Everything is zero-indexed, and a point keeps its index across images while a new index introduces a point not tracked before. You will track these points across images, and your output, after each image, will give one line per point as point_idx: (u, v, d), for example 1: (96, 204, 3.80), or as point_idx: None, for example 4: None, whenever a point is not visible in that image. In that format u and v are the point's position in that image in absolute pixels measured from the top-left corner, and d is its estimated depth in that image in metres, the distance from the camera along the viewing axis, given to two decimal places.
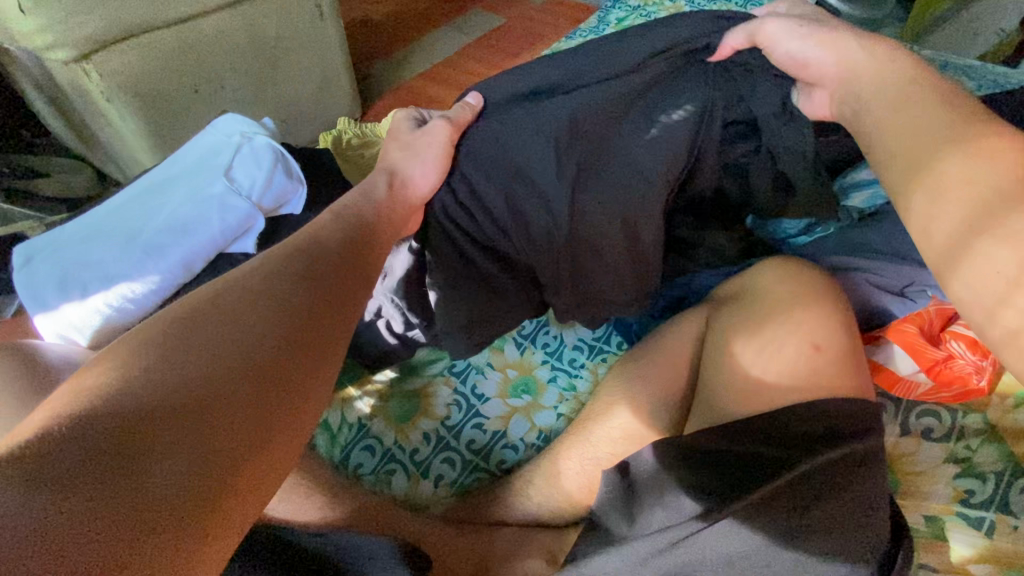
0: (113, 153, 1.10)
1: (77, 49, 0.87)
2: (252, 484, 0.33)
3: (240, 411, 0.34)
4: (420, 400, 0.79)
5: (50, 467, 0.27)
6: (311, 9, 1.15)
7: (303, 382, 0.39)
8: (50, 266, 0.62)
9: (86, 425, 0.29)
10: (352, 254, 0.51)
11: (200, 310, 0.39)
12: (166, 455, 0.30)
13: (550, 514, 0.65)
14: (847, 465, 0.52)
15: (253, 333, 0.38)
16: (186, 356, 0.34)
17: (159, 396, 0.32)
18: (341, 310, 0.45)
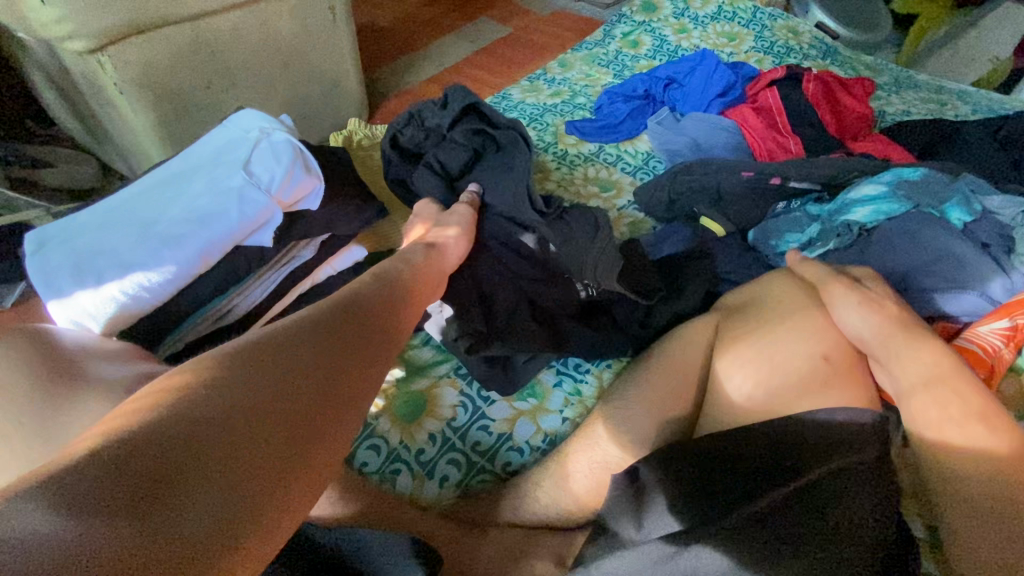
0: (122, 146, 1.10)
1: (94, 41, 0.87)
2: (276, 526, 0.34)
3: (263, 464, 0.35)
4: (426, 400, 0.79)
5: (100, 494, 0.28)
6: (325, 12, 1.16)
7: (324, 440, 0.40)
8: (62, 253, 0.62)
9: (135, 452, 0.31)
10: (391, 309, 0.55)
11: (247, 349, 0.41)
12: (203, 490, 0.32)
13: (557, 518, 0.65)
14: (854, 469, 0.53)
15: (291, 376, 0.40)
16: (219, 400, 0.36)
17: (203, 427, 0.34)
18: (371, 363, 0.48)
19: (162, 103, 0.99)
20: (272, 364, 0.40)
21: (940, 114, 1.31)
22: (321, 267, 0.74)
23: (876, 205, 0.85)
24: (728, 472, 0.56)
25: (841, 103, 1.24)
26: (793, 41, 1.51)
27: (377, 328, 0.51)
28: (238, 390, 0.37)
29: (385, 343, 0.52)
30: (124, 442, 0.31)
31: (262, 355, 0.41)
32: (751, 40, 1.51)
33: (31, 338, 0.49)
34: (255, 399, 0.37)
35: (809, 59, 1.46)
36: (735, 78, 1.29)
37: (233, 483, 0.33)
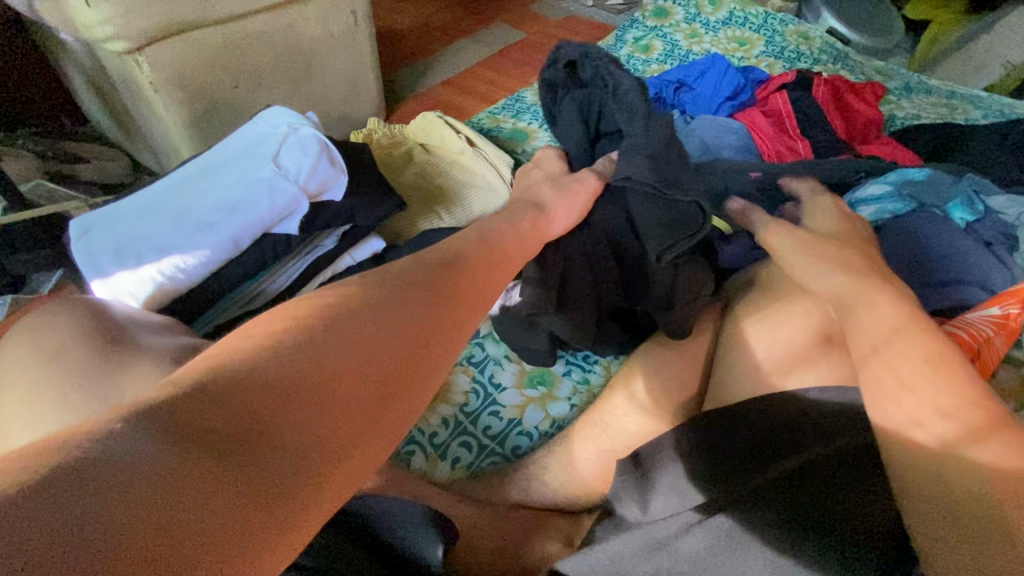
0: (152, 142, 1.15)
1: (132, 42, 0.92)
2: (347, 487, 0.32)
3: (333, 418, 0.33)
4: (439, 386, 0.83)
5: (176, 445, 0.28)
6: (348, 16, 1.20)
7: (396, 396, 0.37)
8: (106, 238, 0.66)
9: (208, 407, 0.30)
10: (476, 271, 0.52)
11: (331, 303, 0.40)
12: (277, 450, 0.30)
13: (567, 499, 0.68)
14: (855, 450, 0.53)
15: (372, 335, 0.39)
16: (293, 352, 0.34)
17: (282, 385, 0.32)
18: (454, 321, 0.45)
19: (193, 102, 1.04)
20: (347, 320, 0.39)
21: (951, 118, 1.32)
22: (343, 256, 0.77)
23: (881, 204, 0.86)
24: (728, 459, 0.59)
25: (850, 107, 1.26)
26: (804, 46, 1.53)
27: (457, 288, 0.48)
28: (315, 344, 0.36)
29: (469, 301, 0.48)
30: (201, 397, 0.30)
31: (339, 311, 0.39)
32: (762, 45, 1.53)
33: (88, 313, 0.54)
34: (328, 354, 0.35)
35: (820, 64, 1.48)
36: (745, 82, 1.32)
37: (306, 446, 0.31)
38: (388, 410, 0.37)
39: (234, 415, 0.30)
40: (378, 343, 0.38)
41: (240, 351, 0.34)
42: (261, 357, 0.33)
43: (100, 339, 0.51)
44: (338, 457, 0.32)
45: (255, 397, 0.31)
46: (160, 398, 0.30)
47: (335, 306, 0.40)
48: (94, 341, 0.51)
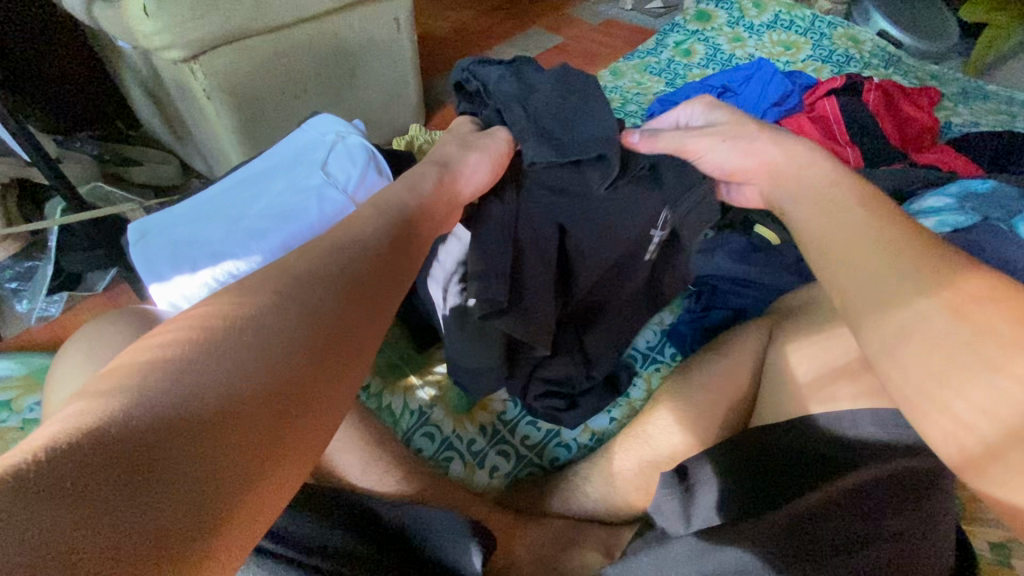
0: (202, 146, 1.19)
1: (189, 51, 0.95)
2: (259, 498, 0.30)
3: (293, 390, 0.33)
4: (478, 394, 0.83)
5: (62, 479, 0.24)
6: (391, 22, 1.22)
7: (348, 360, 0.37)
8: (161, 242, 0.69)
9: (99, 434, 0.26)
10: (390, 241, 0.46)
11: (228, 300, 0.35)
12: (174, 472, 0.27)
13: (608, 511, 0.67)
14: (912, 478, 0.51)
15: (283, 329, 0.34)
16: (242, 329, 0.33)
17: (181, 401, 0.29)
18: (374, 302, 0.41)
19: (241, 107, 1.07)
20: (298, 289, 0.37)
21: (1012, 126, 1.25)
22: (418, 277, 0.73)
23: (941, 216, 0.82)
24: (774, 468, 0.57)
25: (904, 114, 1.21)
26: (853, 50, 1.48)
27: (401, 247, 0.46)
28: (265, 320, 0.34)
29: (413, 263, 0.47)
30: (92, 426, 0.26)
31: (286, 282, 0.37)
32: (808, 49, 1.49)
33: (140, 325, 0.58)
34: (275, 322, 0.34)
35: (870, 68, 1.42)
36: (792, 87, 1.28)
37: (209, 463, 0.28)
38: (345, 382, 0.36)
39: (194, 397, 0.29)
40: (326, 308, 0.37)
41: (182, 331, 0.32)
42: (216, 335, 0.32)
43: None
44: (296, 424, 0.33)
45: (215, 379, 0.30)
46: (47, 434, 0.26)
47: (277, 276, 0.38)
48: None
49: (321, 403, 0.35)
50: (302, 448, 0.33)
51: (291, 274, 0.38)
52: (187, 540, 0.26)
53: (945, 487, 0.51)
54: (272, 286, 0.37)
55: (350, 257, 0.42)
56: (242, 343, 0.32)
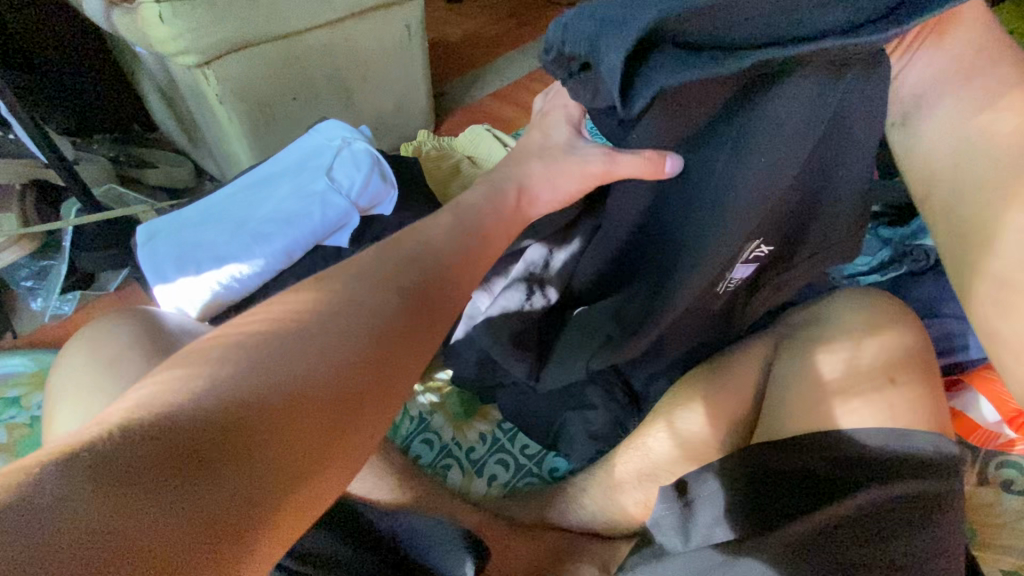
0: (215, 149, 1.21)
1: (203, 56, 0.97)
2: (305, 497, 0.34)
3: (348, 395, 0.36)
4: (478, 401, 0.82)
5: (137, 463, 0.28)
6: (403, 29, 1.23)
7: (399, 375, 0.39)
8: (168, 244, 0.70)
9: (166, 427, 0.30)
10: (458, 247, 0.48)
11: (296, 305, 0.38)
12: (232, 468, 0.31)
13: (605, 524, 0.66)
14: (920, 500, 0.50)
15: (335, 335, 0.37)
16: (304, 336, 0.36)
17: (248, 408, 0.32)
18: (429, 323, 0.42)
19: (254, 112, 1.09)
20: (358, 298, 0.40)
21: None
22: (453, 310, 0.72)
23: None
24: (773, 482, 0.55)
25: None
26: None
27: (463, 267, 0.47)
28: (324, 325, 0.38)
29: (469, 270, 0.48)
30: (165, 419, 0.30)
31: (354, 294, 0.40)
32: None
33: (142, 326, 0.58)
34: (334, 328, 0.38)
35: None
36: None
37: (262, 465, 0.32)
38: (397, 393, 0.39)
39: (255, 404, 0.33)
40: (389, 324, 0.40)
41: (250, 332, 0.36)
42: (278, 338, 0.36)
43: (146, 354, 0.55)
44: (342, 431, 0.36)
45: (280, 381, 0.34)
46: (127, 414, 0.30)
47: (336, 286, 0.41)
48: (143, 355, 0.55)
49: (376, 415, 0.38)
50: (347, 453, 0.36)
51: (354, 280, 0.41)
52: (237, 531, 0.30)
53: (952, 509, 0.51)
54: (337, 293, 0.40)
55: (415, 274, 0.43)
56: (303, 348, 0.36)
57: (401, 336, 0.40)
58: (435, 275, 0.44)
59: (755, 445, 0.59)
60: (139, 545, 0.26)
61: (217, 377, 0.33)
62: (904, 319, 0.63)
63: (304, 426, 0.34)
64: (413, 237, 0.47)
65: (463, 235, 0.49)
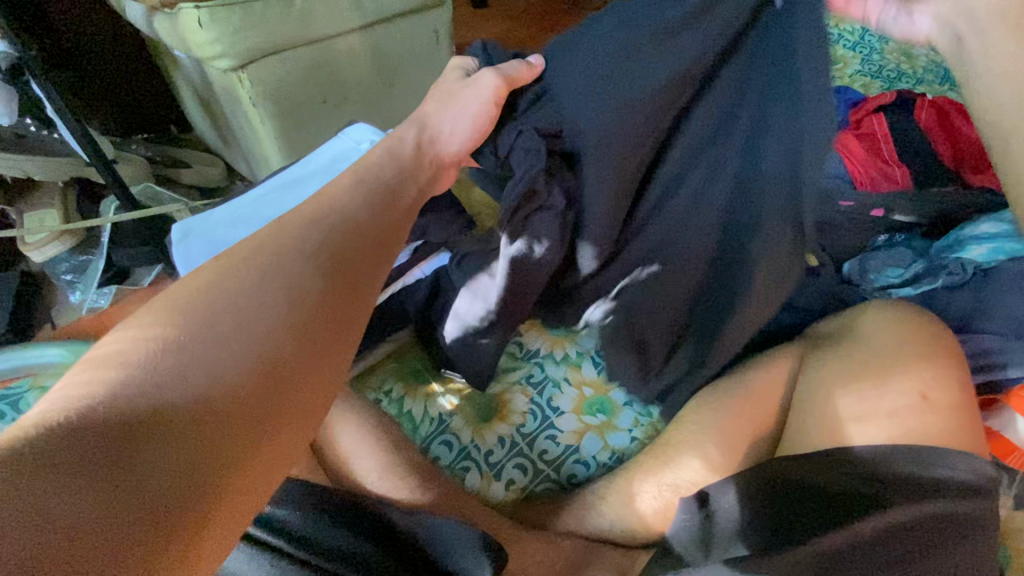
0: (246, 150, 1.24)
1: (238, 60, 0.99)
2: (244, 473, 0.37)
3: (278, 361, 0.40)
4: (498, 404, 0.83)
5: (60, 452, 0.30)
6: (431, 34, 1.25)
7: (325, 348, 0.44)
8: (201, 243, 0.72)
9: (94, 419, 0.32)
10: (373, 220, 0.53)
11: (210, 287, 0.41)
12: (163, 450, 0.33)
13: (624, 533, 0.66)
14: (946, 524, 0.50)
15: (254, 319, 0.41)
16: (228, 315, 0.40)
17: (174, 396, 0.35)
18: (352, 299, 0.47)
19: (284, 115, 1.11)
20: (263, 280, 0.43)
21: None
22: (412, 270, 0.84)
23: (995, 244, 0.78)
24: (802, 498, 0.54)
25: (961, 132, 1.13)
26: (904, 65, 1.42)
27: (378, 232, 0.52)
28: (236, 308, 0.40)
29: (387, 239, 0.53)
30: (88, 413, 0.32)
31: (263, 277, 0.43)
32: (857, 63, 1.44)
33: None
34: (247, 311, 0.41)
35: (923, 84, 1.36)
36: (837, 103, 1.24)
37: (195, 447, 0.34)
38: (330, 350, 0.44)
39: (183, 392, 0.35)
40: (308, 297, 0.44)
41: (164, 328, 0.38)
42: (190, 324, 0.38)
43: None
44: (272, 408, 0.39)
45: (207, 363, 0.37)
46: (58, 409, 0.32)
47: (240, 270, 0.43)
48: None
49: (304, 390, 0.41)
50: (281, 431, 0.40)
51: (263, 261, 0.44)
52: (172, 510, 0.32)
53: (984, 536, 0.50)
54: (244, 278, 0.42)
55: (321, 244, 0.47)
56: (221, 330, 0.39)
57: (315, 305, 0.44)
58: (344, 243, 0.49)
59: (782, 458, 0.58)
60: (71, 524, 0.28)
61: (141, 369, 0.35)
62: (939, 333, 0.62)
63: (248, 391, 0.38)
64: (327, 213, 0.50)
65: (374, 213, 0.53)
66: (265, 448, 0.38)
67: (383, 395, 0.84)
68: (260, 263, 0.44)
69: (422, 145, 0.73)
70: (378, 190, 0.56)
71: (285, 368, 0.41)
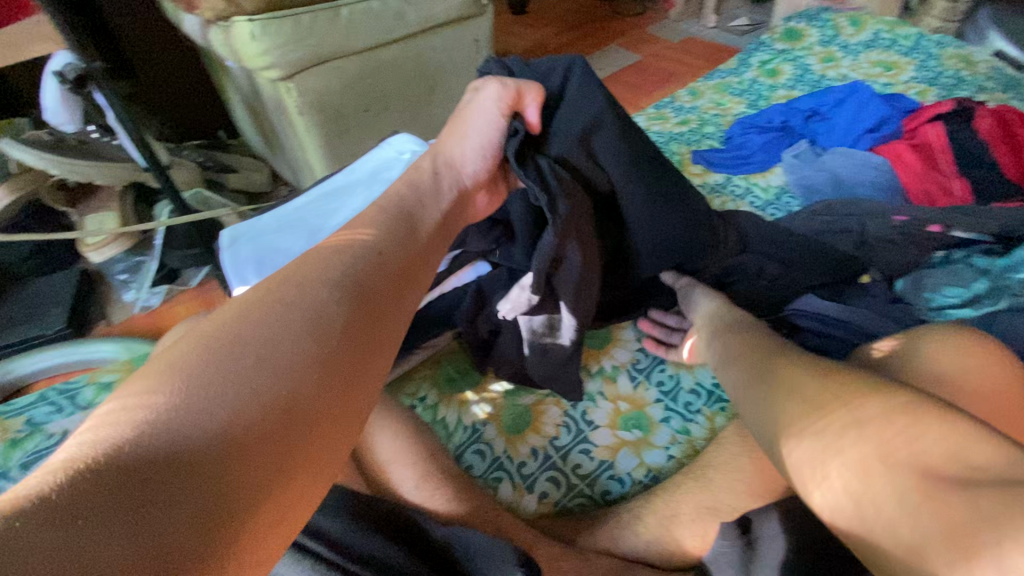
0: (291, 157, 1.27)
1: (286, 71, 1.03)
2: (274, 516, 0.33)
3: (310, 383, 0.38)
4: (531, 416, 0.83)
5: (73, 501, 0.27)
6: (471, 43, 1.26)
7: (356, 375, 0.41)
8: (248, 249, 0.74)
9: (110, 462, 0.29)
10: (398, 250, 0.52)
11: (232, 321, 0.39)
12: (186, 493, 0.30)
13: (659, 554, 0.63)
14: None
15: (279, 347, 0.38)
16: (254, 344, 0.38)
17: (197, 432, 0.32)
18: (380, 322, 0.45)
19: (329, 123, 1.14)
20: (293, 308, 0.41)
21: None
22: (450, 277, 0.85)
23: None
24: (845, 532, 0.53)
25: None
26: (963, 72, 1.35)
27: (400, 263, 0.51)
28: (266, 334, 0.39)
29: (412, 265, 0.52)
30: (105, 457, 0.29)
31: (290, 304, 0.41)
32: (911, 70, 1.38)
33: None
34: (277, 336, 0.39)
35: (985, 91, 1.29)
36: (889, 112, 1.19)
37: (221, 486, 0.31)
38: (364, 372, 0.42)
39: (208, 427, 0.33)
40: (333, 322, 0.41)
41: (190, 360, 0.36)
42: (219, 352, 0.37)
43: None
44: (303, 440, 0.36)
45: (230, 396, 0.34)
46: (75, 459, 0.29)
47: (268, 301, 0.41)
48: None
49: (335, 419, 0.38)
50: (313, 466, 0.36)
51: (291, 291, 0.43)
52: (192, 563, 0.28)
53: None
54: (268, 309, 0.40)
55: (349, 272, 0.46)
56: (249, 356, 0.37)
57: (344, 327, 0.42)
58: (369, 269, 0.48)
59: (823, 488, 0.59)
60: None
61: (165, 403, 0.33)
62: (999, 357, 0.59)
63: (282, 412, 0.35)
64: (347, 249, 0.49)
65: (400, 244, 0.52)
66: (297, 480, 0.35)
67: (418, 402, 0.85)
68: (286, 293, 0.42)
69: (440, 171, 0.65)
70: (406, 224, 0.55)
71: (318, 388, 0.38)
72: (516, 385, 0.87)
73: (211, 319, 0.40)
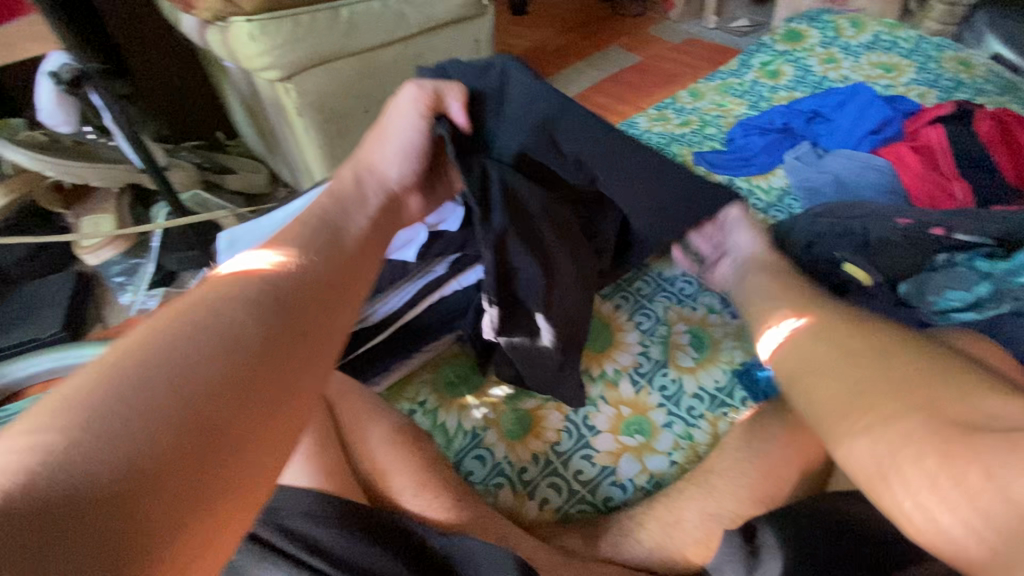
0: (289, 158, 1.26)
1: (285, 71, 1.01)
2: (192, 550, 0.31)
3: (231, 404, 0.36)
4: (532, 422, 0.82)
5: None
6: (471, 44, 1.25)
7: (281, 392, 0.39)
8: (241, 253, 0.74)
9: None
10: (326, 262, 0.50)
11: (137, 345, 0.36)
12: (86, 540, 0.27)
13: (662, 562, 0.62)
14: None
15: (194, 369, 0.36)
16: (165, 367, 0.35)
17: (100, 469, 0.29)
18: (308, 337, 0.44)
19: (328, 124, 1.13)
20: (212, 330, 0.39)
21: None
22: (450, 281, 0.85)
23: None
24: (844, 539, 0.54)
25: None
26: (964, 74, 1.34)
27: (327, 276, 0.49)
28: (179, 355, 0.36)
29: (343, 277, 0.51)
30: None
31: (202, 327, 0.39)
32: (912, 72, 1.37)
33: None
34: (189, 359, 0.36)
35: (985, 93, 1.28)
36: (891, 114, 1.18)
37: (128, 525, 0.29)
38: (290, 389, 0.40)
39: (113, 463, 0.30)
40: (253, 339, 0.40)
41: (91, 386, 0.33)
42: (124, 379, 0.34)
43: None
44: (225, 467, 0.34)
45: (139, 425, 0.32)
46: None
47: (178, 324, 0.39)
48: None
49: (260, 442, 0.36)
50: (237, 493, 0.34)
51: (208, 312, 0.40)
52: None
53: None
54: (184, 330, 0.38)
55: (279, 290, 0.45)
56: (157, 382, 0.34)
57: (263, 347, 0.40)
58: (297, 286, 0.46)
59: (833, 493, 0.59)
60: None
61: (59, 440, 0.30)
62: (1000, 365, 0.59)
63: (196, 436, 0.33)
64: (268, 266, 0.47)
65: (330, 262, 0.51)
66: (219, 510, 0.33)
67: (418, 406, 0.84)
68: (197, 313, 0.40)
69: (363, 179, 0.63)
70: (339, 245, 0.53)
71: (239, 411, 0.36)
72: (517, 389, 0.86)
73: (112, 345, 0.37)
